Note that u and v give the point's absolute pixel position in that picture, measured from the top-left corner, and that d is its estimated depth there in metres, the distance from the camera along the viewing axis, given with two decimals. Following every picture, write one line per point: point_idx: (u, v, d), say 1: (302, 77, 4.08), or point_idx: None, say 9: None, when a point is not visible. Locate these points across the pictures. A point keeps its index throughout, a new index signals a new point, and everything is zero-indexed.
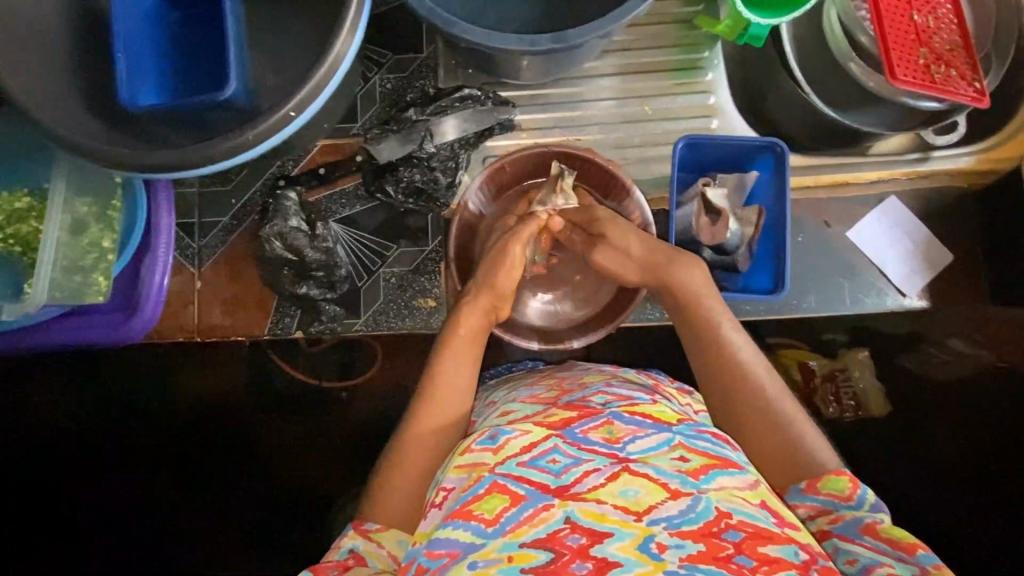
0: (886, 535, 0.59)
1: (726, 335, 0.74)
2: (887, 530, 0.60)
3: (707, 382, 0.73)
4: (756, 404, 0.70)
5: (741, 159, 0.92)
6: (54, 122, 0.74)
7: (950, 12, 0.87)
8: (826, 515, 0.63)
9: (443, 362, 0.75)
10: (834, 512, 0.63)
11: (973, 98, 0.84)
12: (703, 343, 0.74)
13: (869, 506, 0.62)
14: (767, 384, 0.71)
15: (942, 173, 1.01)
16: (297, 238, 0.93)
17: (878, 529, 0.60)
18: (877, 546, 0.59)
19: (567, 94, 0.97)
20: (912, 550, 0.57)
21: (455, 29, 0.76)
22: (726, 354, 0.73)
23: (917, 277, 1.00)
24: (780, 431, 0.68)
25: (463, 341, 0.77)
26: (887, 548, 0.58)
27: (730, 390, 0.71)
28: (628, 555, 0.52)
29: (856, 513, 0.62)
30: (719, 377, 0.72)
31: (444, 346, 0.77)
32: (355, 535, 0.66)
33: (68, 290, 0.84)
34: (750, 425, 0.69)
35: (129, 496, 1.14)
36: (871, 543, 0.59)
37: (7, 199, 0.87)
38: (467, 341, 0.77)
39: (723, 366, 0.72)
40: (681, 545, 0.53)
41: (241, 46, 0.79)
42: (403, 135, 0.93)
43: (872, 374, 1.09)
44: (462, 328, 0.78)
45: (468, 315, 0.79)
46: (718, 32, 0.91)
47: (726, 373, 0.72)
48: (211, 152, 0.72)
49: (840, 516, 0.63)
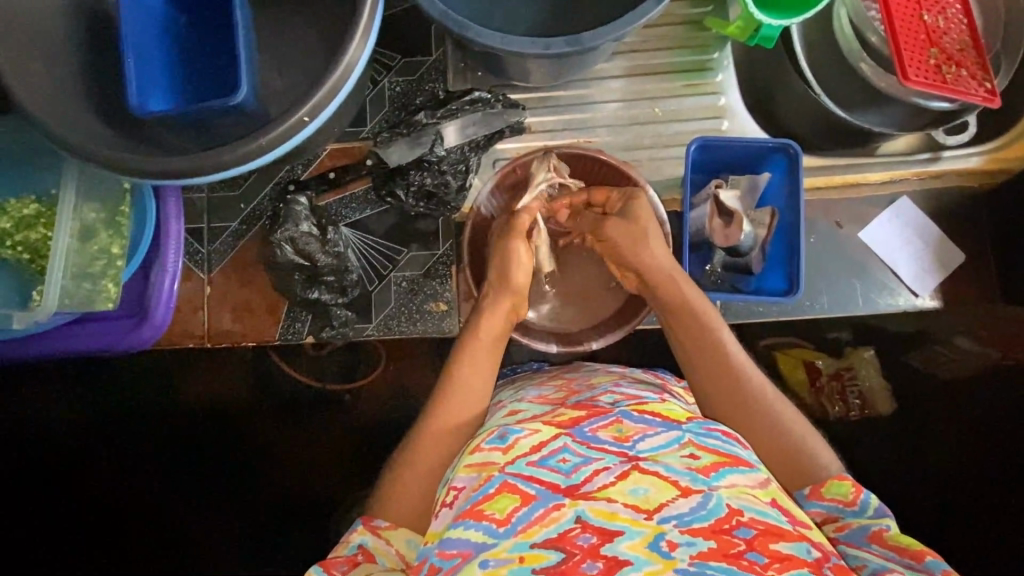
0: (892, 542, 0.62)
1: (722, 339, 0.74)
2: (895, 536, 0.62)
3: (697, 377, 0.73)
4: (757, 412, 0.70)
5: (755, 159, 0.91)
6: (60, 123, 0.73)
7: (959, 13, 0.87)
8: (833, 521, 0.65)
9: (461, 367, 0.75)
10: (840, 519, 0.65)
11: (984, 98, 0.84)
12: (696, 344, 0.74)
13: (872, 510, 0.64)
14: (765, 391, 0.71)
15: (953, 173, 1.01)
16: (309, 243, 0.92)
17: (885, 537, 0.62)
18: (886, 554, 0.61)
19: (576, 97, 0.96)
20: (921, 557, 0.59)
21: (468, 33, 0.76)
22: (722, 359, 0.72)
23: (930, 277, 1.01)
24: (771, 420, 0.70)
25: (483, 346, 0.76)
26: (896, 555, 0.60)
27: (727, 398, 0.71)
28: (637, 553, 0.52)
29: (861, 520, 0.64)
30: (712, 375, 0.72)
31: (463, 348, 0.76)
32: (364, 531, 0.67)
33: (78, 298, 0.83)
34: (751, 430, 0.70)
35: (131, 500, 1.13)
36: (879, 551, 0.62)
37: (14, 205, 0.86)
38: (489, 347, 0.76)
39: (719, 370, 0.72)
40: (692, 542, 0.53)
41: (249, 51, 0.79)
42: (412, 139, 0.93)
43: (878, 372, 1.09)
44: (484, 332, 0.77)
45: (492, 317, 0.78)
46: (729, 33, 0.91)
47: (722, 380, 0.72)
48: (223, 158, 0.72)
49: (846, 523, 0.65)
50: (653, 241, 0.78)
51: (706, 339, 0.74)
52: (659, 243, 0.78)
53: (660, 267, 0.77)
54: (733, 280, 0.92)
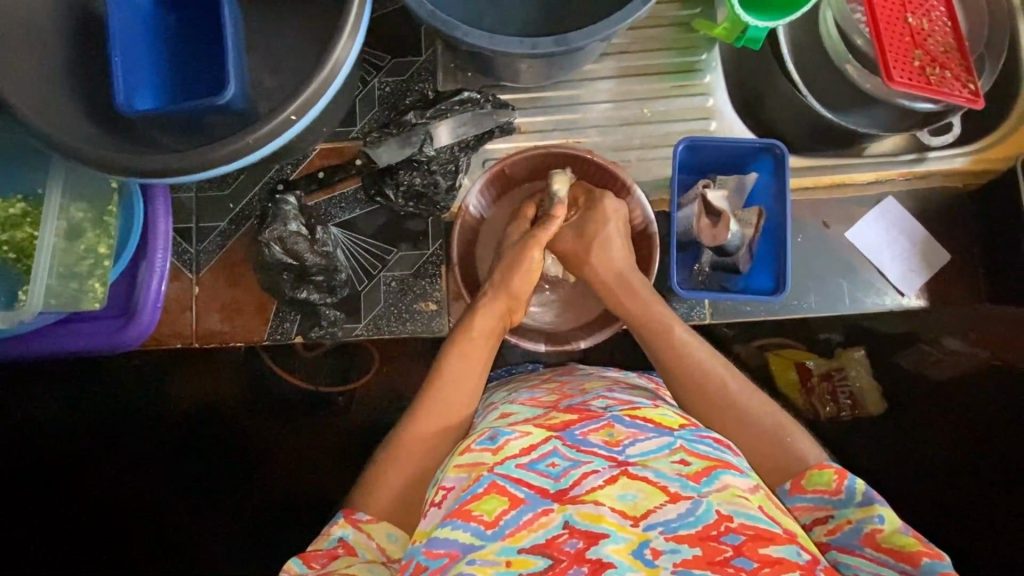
0: (886, 544, 0.60)
1: (681, 339, 0.77)
2: (888, 538, 0.60)
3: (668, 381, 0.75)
4: (725, 405, 0.71)
5: (741, 160, 0.92)
6: (46, 122, 0.73)
7: (943, 15, 0.88)
8: (824, 524, 0.64)
9: (448, 363, 0.76)
10: (832, 520, 0.64)
11: (968, 99, 0.85)
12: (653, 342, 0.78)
13: (858, 498, 0.63)
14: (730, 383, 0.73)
15: (936, 175, 1.02)
16: (297, 243, 0.91)
17: (879, 539, 0.60)
18: (879, 559, 0.60)
19: (566, 97, 0.97)
20: (918, 561, 0.58)
21: (456, 32, 0.76)
22: (685, 359, 0.75)
23: (915, 276, 1.02)
24: (740, 412, 0.71)
25: (474, 343, 0.78)
26: (891, 561, 0.60)
27: (698, 397, 0.73)
28: (622, 558, 0.53)
29: (853, 521, 0.62)
30: (676, 376, 0.74)
31: (452, 346, 0.77)
32: (345, 524, 0.66)
33: (65, 298, 0.83)
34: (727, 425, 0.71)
35: (118, 503, 1.12)
36: (872, 555, 0.60)
37: (1, 205, 0.85)
38: (478, 343, 0.78)
39: (687, 370, 0.75)
40: (677, 550, 0.53)
41: (238, 50, 0.78)
42: (402, 139, 0.91)
43: (869, 372, 1.08)
44: (474, 330, 0.79)
45: (484, 316, 0.80)
46: (716, 34, 0.92)
47: (690, 379, 0.74)
48: (210, 157, 0.72)
49: (838, 525, 0.63)
50: (605, 242, 0.84)
51: (666, 340, 0.77)
52: (611, 244, 0.84)
53: (614, 267, 0.83)
54: (721, 280, 0.93)
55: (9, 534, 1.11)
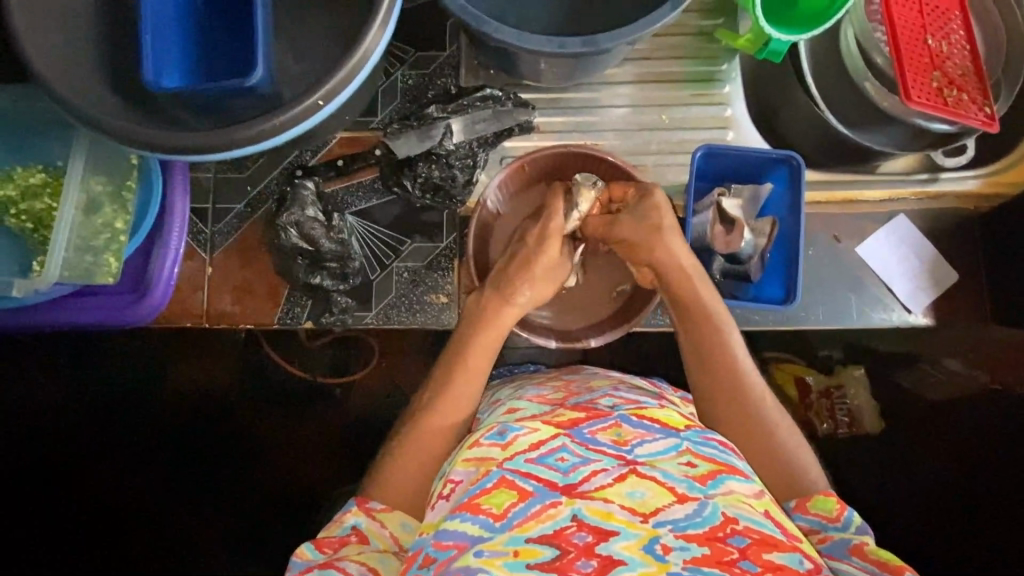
0: (873, 555, 0.61)
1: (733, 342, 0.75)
2: (875, 550, 0.62)
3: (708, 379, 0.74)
4: (760, 419, 0.71)
5: (758, 170, 0.93)
6: (76, 98, 0.75)
7: (962, 39, 0.90)
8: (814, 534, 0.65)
9: (470, 354, 0.75)
10: (822, 532, 0.65)
11: (983, 122, 0.86)
12: (700, 332, 0.76)
13: (854, 527, 0.64)
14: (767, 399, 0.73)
15: (949, 196, 1.02)
16: (314, 228, 0.93)
17: (866, 550, 0.62)
18: (866, 567, 0.61)
19: (586, 99, 0.98)
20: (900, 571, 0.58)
21: (486, 28, 0.77)
22: (731, 363, 0.74)
23: (923, 294, 1.01)
24: (768, 427, 0.71)
25: (494, 334, 0.77)
26: (875, 569, 0.60)
27: (736, 402, 0.72)
28: (632, 554, 0.53)
29: (843, 535, 0.64)
30: (719, 378, 0.73)
31: (474, 334, 0.77)
32: (359, 512, 0.67)
33: (78, 270, 0.83)
34: (754, 437, 0.71)
35: (122, 484, 1.14)
36: (859, 564, 0.61)
37: (21, 173, 0.86)
38: (497, 335, 0.77)
39: (730, 374, 0.73)
40: (686, 547, 0.53)
41: (268, 35, 0.79)
42: (421, 132, 0.94)
43: (866, 391, 1.12)
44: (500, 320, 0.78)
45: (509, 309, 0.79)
46: (738, 45, 0.93)
47: (731, 384, 0.73)
48: (236, 137, 0.72)
49: (829, 536, 0.65)
50: (672, 240, 0.79)
51: (716, 341, 0.75)
52: (678, 243, 0.78)
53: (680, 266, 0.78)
54: (732, 289, 0.93)
55: (8, 534, 1.11)
